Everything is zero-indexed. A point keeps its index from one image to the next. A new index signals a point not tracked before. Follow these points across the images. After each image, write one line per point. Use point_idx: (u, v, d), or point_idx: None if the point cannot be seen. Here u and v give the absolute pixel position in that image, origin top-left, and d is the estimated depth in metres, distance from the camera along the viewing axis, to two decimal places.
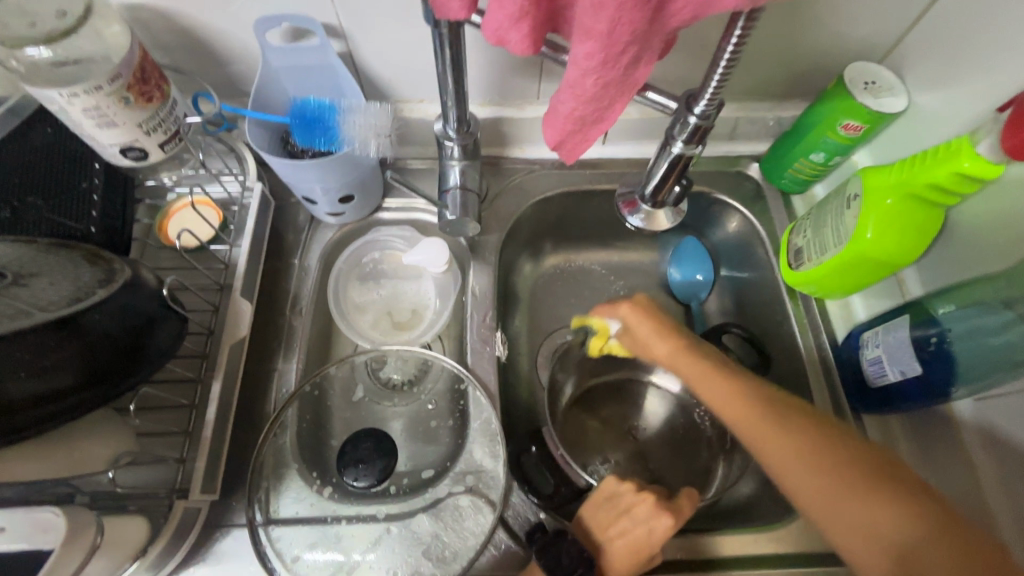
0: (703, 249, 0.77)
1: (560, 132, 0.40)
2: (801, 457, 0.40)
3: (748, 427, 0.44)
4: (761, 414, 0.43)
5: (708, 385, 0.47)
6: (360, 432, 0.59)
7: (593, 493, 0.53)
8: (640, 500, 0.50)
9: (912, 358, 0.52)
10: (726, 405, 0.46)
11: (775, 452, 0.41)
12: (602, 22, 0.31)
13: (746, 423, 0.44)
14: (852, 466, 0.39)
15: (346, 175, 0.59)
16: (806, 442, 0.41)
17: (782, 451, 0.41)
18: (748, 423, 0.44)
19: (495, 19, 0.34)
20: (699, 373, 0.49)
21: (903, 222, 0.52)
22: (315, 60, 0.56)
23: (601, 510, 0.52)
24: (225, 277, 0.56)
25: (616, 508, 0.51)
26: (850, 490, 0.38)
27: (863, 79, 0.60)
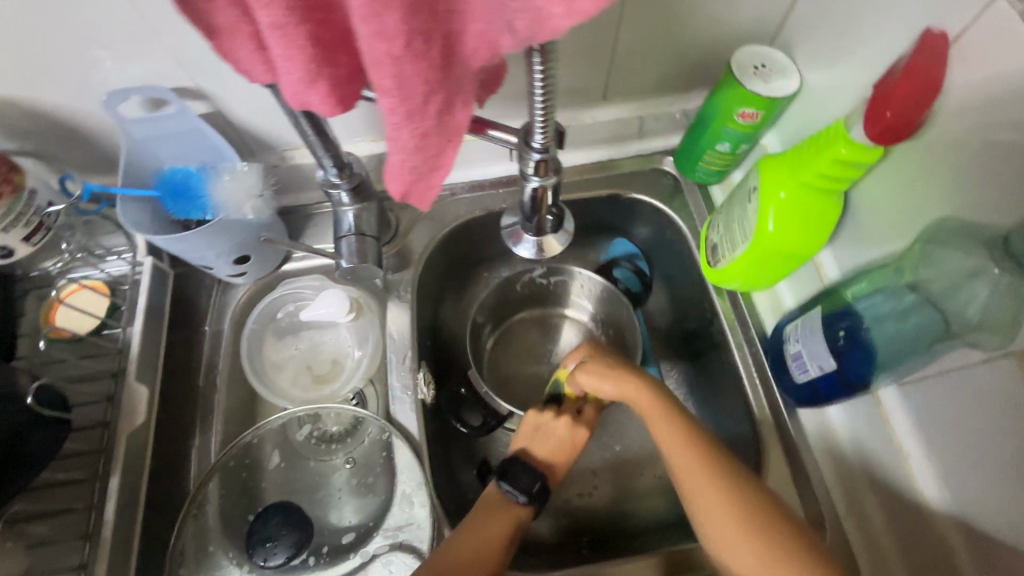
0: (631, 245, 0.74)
1: (401, 184, 0.37)
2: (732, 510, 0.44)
3: (683, 471, 0.47)
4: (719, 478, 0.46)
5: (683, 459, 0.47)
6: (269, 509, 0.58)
7: (524, 425, 0.58)
8: (561, 422, 0.57)
9: (828, 353, 0.50)
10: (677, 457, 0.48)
11: (704, 502, 0.46)
12: (387, 78, 0.29)
13: (682, 469, 0.47)
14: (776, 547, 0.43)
15: (234, 238, 0.56)
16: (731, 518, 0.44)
17: (714, 501, 0.45)
18: (685, 466, 0.47)
19: (288, 84, 0.32)
20: (679, 445, 0.48)
21: (802, 212, 0.50)
22: (179, 125, 0.54)
23: (534, 437, 0.58)
24: (118, 362, 0.54)
25: (546, 433, 0.57)
26: (749, 538, 0.43)
27: (752, 64, 0.57)
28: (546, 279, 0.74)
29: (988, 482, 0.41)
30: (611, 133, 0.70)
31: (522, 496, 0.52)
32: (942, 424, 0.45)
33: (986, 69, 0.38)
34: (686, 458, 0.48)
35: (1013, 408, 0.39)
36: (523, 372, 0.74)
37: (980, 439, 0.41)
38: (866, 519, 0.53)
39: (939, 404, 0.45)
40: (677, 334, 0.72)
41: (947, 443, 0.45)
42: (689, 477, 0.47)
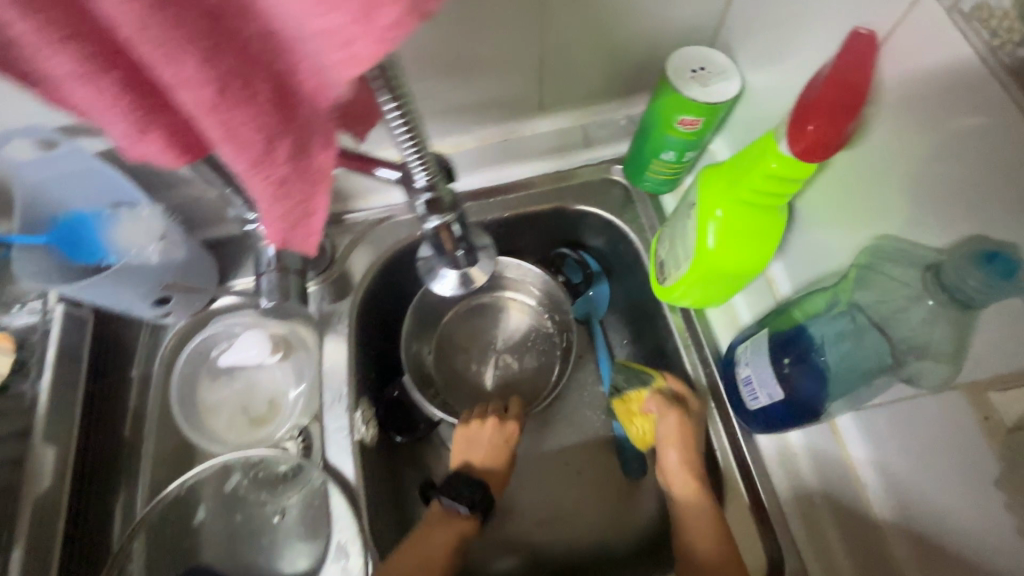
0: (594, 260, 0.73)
1: (277, 231, 0.34)
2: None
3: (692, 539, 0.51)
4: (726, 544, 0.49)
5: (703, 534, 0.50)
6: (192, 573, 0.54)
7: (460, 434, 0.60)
8: (488, 426, 0.59)
9: (776, 381, 0.46)
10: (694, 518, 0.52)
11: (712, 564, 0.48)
12: (214, 125, 0.26)
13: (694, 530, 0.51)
14: None
15: (148, 280, 0.53)
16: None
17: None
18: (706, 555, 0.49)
19: (117, 138, 0.28)
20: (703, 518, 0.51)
21: (743, 229, 0.46)
22: (77, 163, 0.50)
23: (467, 445, 0.59)
24: (26, 420, 0.51)
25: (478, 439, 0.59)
26: None
27: (689, 67, 0.54)
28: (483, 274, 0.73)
29: (947, 518, 0.38)
30: (554, 144, 0.67)
31: (465, 509, 0.53)
32: (899, 459, 0.42)
33: (925, 70, 0.34)
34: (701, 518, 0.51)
35: (969, 447, 0.36)
36: (468, 370, 0.75)
37: (938, 472, 0.38)
38: (833, 561, 0.48)
39: (893, 439, 0.42)
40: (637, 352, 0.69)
41: (906, 480, 0.42)
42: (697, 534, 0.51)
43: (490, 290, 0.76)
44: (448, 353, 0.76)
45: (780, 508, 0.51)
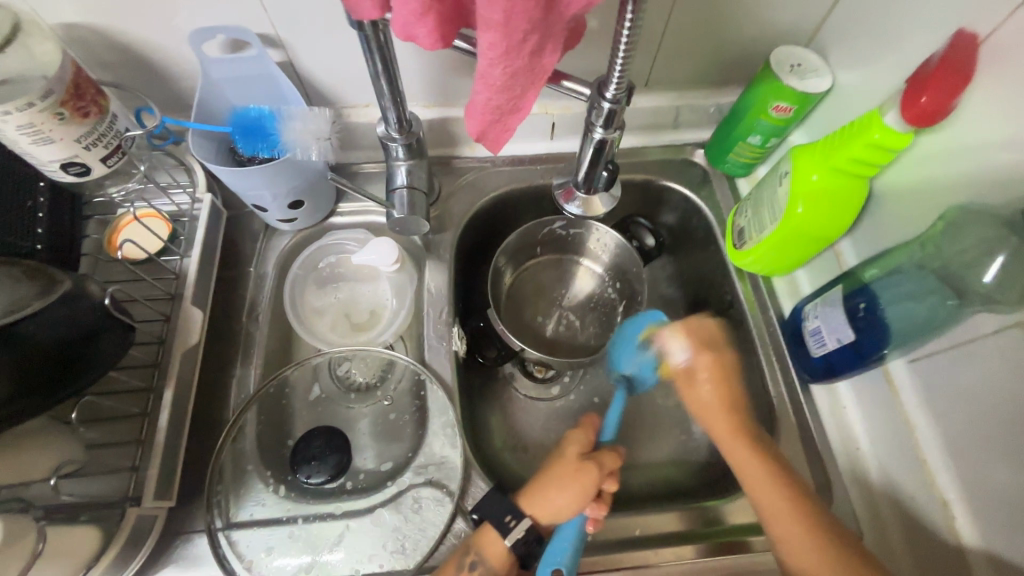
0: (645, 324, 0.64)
1: (482, 123, 0.41)
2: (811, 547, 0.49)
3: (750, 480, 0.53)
4: (806, 514, 0.50)
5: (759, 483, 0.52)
6: (312, 431, 0.59)
7: (541, 478, 0.55)
8: (564, 464, 0.55)
9: (848, 326, 0.54)
10: (758, 486, 0.52)
11: (789, 537, 0.50)
12: (497, 13, 0.33)
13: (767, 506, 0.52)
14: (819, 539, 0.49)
15: (294, 180, 0.60)
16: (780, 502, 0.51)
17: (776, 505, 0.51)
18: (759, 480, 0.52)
19: (401, 15, 0.36)
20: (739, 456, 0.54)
21: (831, 195, 0.54)
22: (254, 69, 0.57)
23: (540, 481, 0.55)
24: (175, 287, 0.56)
25: (561, 477, 0.54)
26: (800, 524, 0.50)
27: (789, 61, 0.62)
28: (566, 231, 0.80)
29: (984, 413, 0.46)
30: (648, 120, 0.74)
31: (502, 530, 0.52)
32: (951, 394, 0.49)
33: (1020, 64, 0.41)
34: (767, 491, 0.52)
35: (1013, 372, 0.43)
36: (533, 322, 0.81)
37: (969, 390, 0.47)
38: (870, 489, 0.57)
39: (947, 377, 0.49)
40: (697, 316, 0.76)
41: (959, 411, 0.48)
42: (771, 507, 0.52)
43: (569, 249, 0.83)
44: (520, 300, 0.82)
45: (827, 445, 0.61)
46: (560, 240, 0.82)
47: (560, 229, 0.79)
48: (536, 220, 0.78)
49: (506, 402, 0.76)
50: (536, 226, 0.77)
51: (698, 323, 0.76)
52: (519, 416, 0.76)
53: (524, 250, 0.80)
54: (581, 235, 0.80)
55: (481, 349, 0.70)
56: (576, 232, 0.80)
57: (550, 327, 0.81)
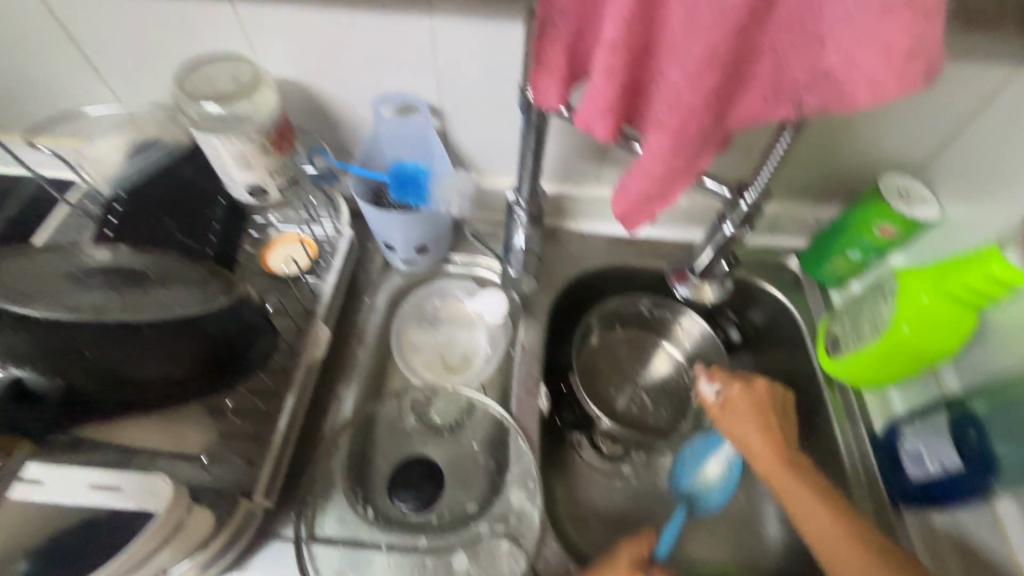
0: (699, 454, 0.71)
1: (628, 205, 0.46)
2: (855, 552, 0.50)
3: (788, 494, 0.55)
4: (847, 526, 0.51)
5: (795, 496, 0.54)
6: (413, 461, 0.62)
7: None
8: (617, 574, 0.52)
9: (952, 452, 0.54)
10: (781, 481, 0.56)
11: (825, 535, 0.52)
12: (675, 121, 0.38)
13: (796, 505, 0.54)
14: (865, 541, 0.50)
15: (428, 228, 0.67)
16: (831, 520, 0.52)
17: (817, 509, 0.53)
18: (800, 497, 0.54)
19: (587, 110, 0.42)
20: (779, 475, 0.56)
21: (939, 318, 0.56)
22: (419, 131, 0.67)
23: None
24: (310, 304, 0.63)
25: None
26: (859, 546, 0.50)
27: (898, 188, 0.65)
28: (652, 311, 0.82)
29: None
30: None
31: None
32: None
33: None
34: (795, 491, 0.54)
35: None
36: (606, 395, 0.81)
37: None
38: None
39: None
40: None
41: None
42: (802, 506, 0.54)
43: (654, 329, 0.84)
44: (597, 370, 0.83)
45: None
46: (645, 320, 0.83)
47: (646, 307, 0.81)
48: (624, 297, 0.82)
49: (573, 470, 0.76)
50: (625, 302, 0.81)
51: None
52: (584, 487, 0.76)
53: (609, 322, 0.83)
54: (666, 318, 0.81)
55: (560, 411, 0.75)
56: (661, 314, 0.82)
57: (620, 403, 0.80)
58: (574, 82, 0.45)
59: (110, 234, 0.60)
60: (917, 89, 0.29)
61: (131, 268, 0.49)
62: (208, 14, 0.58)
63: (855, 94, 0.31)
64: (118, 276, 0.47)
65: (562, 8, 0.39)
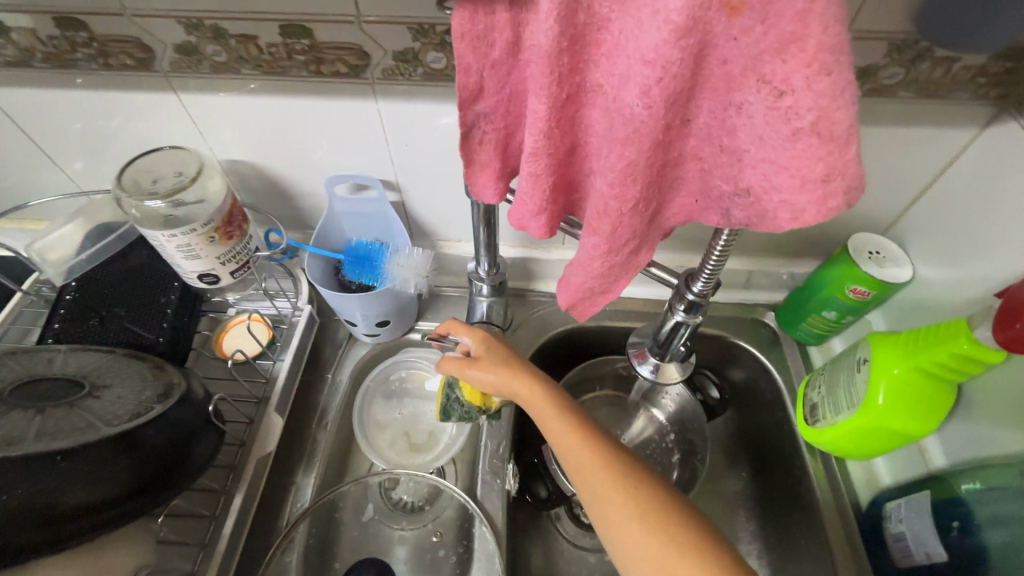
0: None
1: (573, 297, 0.44)
2: (632, 520, 0.44)
3: (573, 463, 0.49)
4: (641, 508, 0.45)
5: (583, 466, 0.48)
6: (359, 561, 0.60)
7: None
8: None
9: (937, 542, 0.51)
10: (571, 453, 0.49)
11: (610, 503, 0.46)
12: (605, 225, 0.36)
13: (582, 472, 0.48)
14: (659, 523, 0.44)
15: (386, 304, 0.65)
16: (622, 501, 0.45)
17: (615, 501, 0.46)
18: (588, 467, 0.48)
19: (519, 211, 0.40)
20: (565, 444, 0.50)
21: (914, 393, 0.53)
22: (372, 208, 0.67)
23: None
24: (263, 391, 0.61)
25: None
26: (644, 521, 0.44)
27: (867, 248, 0.63)
28: (628, 371, 0.80)
29: None
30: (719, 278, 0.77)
31: None
32: None
33: None
34: (579, 454, 0.49)
35: None
36: None
37: None
38: None
39: None
40: (764, 483, 0.73)
41: None
42: (583, 468, 0.48)
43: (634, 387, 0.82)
44: None
45: None
46: (624, 377, 0.81)
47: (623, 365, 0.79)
48: (599, 357, 0.81)
49: (550, 545, 0.73)
50: (598, 362, 0.79)
51: (764, 492, 0.72)
52: (560, 563, 0.72)
53: (587, 380, 0.80)
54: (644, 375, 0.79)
55: (532, 488, 0.69)
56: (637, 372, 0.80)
57: None
58: (512, 175, 0.44)
59: (56, 333, 0.59)
60: (835, 214, 0.27)
61: (71, 378, 0.48)
62: (155, 107, 0.58)
63: (776, 214, 0.29)
64: (50, 390, 0.46)
65: (485, 112, 0.38)
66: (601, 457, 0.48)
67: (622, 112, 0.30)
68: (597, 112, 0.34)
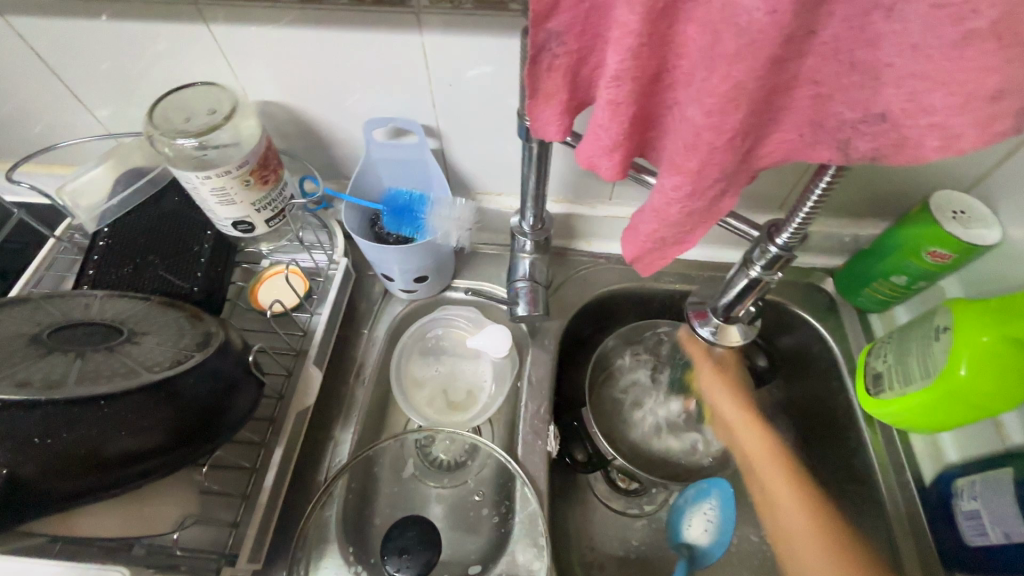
0: (692, 498, 0.64)
1: (639, 249, 0.40)
2: (792, 508, 0.57)
3: (758, 466, 0.61)
4: (818, 524, 0.55)
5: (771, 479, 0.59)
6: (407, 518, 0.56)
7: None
8: None
9: (1017, 520, 0.47)
10: (767, 472, 0.60)
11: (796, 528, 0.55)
12: (693, 161, 0.32)
13: (764, 487, 0.60)
14: (830, 539, 0.53)
15: (427, 258, 0.63)
16: (798, 511, 0.56)
17: (787, 504, 0.57)
18: (774, 483, 0.59)
19: (589, 148, 0.37)
20: (755, 451, 0.62)
21: (1002, 363, 0.48)
22: (412, 154, 0.63)
23: None
24: (301, 344, 0.59)
25: None
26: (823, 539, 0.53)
27: (950, 208, 0.58)
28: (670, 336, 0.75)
29: None
30: None
31: None
32: None
33: None
34: (773, 479, 0.59)
35: None
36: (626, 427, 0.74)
37: None
38: None
39: None
40: (814, 455, 0.70)
41: None
42: (778, 491, 0.59)
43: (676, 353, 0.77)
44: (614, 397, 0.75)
45: None
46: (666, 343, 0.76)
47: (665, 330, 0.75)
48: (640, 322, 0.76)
49: (587, 509, 0.72)
50: (640, 327, 0.76)
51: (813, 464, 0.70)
52: (598, 524, 0.71)
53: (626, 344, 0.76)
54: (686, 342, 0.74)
55: (571, 449, 0.68)
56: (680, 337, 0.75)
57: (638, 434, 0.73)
58: (579, 111, 0.39)
59: (92, 279, 0.57)
60: (1000, 140, 0.24)
61: (108, 323, 0.47)
62: (184, 40, 0.54)
63: (920, 141, 0.26)
64: (89, 336, 0.45)
65: (558, 30, 0.33)
66: (789, 470, 0.59)
67: (733, 21, 0.26)
68: (695, 27, 0.29)
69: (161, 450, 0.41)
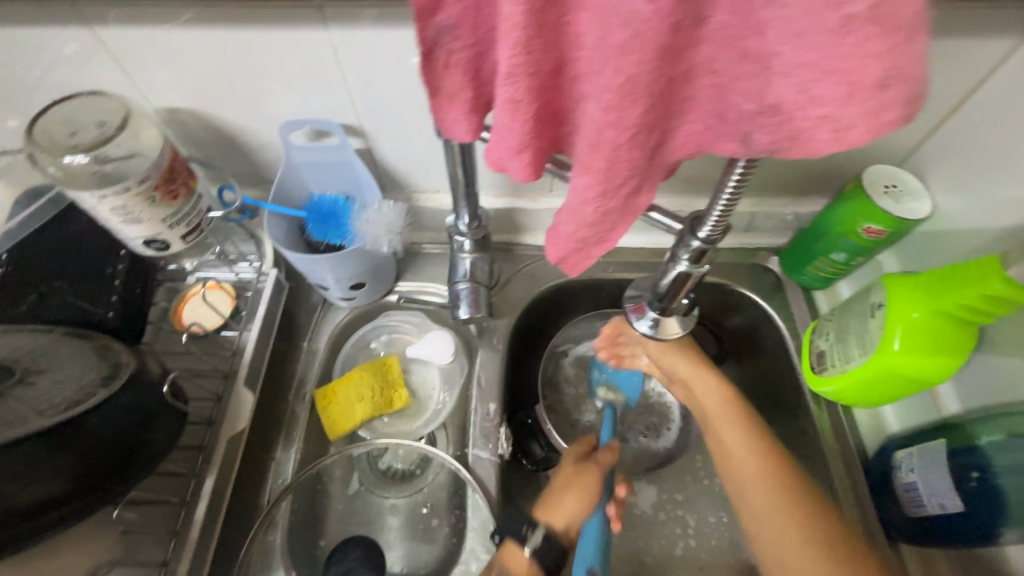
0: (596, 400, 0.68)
1: (562, 251, 0.37)
2: (749, 459, 0.51)
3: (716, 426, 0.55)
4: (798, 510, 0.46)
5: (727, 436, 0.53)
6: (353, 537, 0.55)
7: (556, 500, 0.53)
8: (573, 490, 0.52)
9: (952, 492, 0.48)
10: (740, 449, 0.52)
11: (739, 469, 0.51)
12: (600, 159, 0.29)
13: (717, 443, 0.54)
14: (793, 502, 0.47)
15: (361, 265, 0.60)
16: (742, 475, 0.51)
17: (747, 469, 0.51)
18: (738, 447, 0.52)
19: (497, 149, 0.34)
20: (734, 421, 0.54)
21: (932, 337, 0.49)
22: (336, 157, 0.60)
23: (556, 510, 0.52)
24: (231, 364, 0.56)
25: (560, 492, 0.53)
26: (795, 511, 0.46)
27: (882, 183, 0.58)
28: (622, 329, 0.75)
29: None
30: None
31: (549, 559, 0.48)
32: None
33: None
34: (730, 420, 0.54)
35: None
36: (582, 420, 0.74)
37: None
38: None
39: None
40: None
41: None
42: (732, 456, 0.52)
43: None
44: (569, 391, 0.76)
45: None
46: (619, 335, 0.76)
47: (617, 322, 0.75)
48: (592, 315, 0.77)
49: None
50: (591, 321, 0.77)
51: None
52: None
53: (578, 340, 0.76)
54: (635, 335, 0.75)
55: (525, 449, 0.67)
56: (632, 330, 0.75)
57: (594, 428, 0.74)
58: (489, 108, 0.37)
59: None
60: (889, 130, 0.23)
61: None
62: (68, 46, 0.49)
63: (814, 134, 0.24)
64: None
65: (449, 24, 0.31)
66: (757, 432, 0.52)
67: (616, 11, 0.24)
68: (586, 17, 0.27)
69: (64, 499, 0.38)
